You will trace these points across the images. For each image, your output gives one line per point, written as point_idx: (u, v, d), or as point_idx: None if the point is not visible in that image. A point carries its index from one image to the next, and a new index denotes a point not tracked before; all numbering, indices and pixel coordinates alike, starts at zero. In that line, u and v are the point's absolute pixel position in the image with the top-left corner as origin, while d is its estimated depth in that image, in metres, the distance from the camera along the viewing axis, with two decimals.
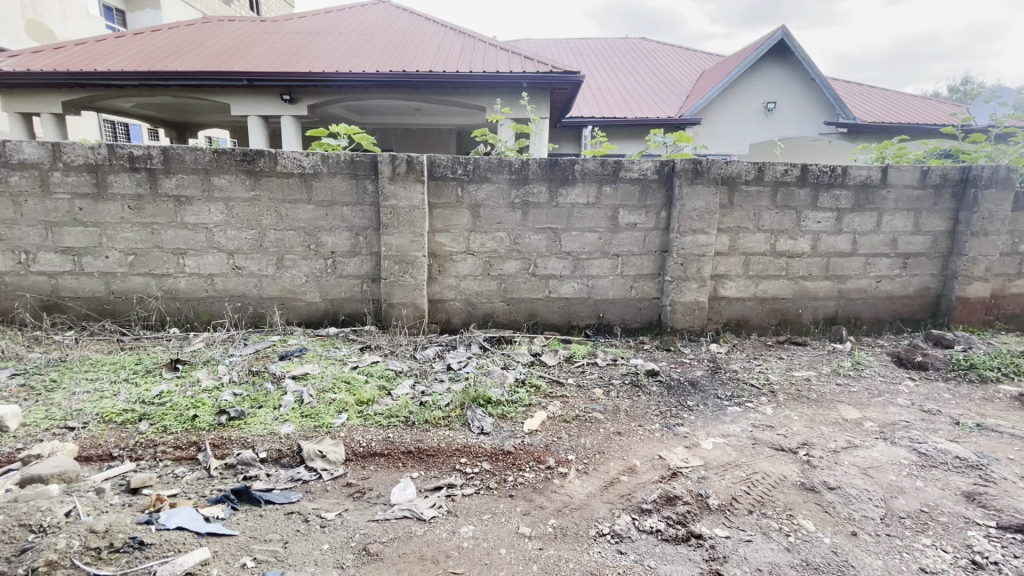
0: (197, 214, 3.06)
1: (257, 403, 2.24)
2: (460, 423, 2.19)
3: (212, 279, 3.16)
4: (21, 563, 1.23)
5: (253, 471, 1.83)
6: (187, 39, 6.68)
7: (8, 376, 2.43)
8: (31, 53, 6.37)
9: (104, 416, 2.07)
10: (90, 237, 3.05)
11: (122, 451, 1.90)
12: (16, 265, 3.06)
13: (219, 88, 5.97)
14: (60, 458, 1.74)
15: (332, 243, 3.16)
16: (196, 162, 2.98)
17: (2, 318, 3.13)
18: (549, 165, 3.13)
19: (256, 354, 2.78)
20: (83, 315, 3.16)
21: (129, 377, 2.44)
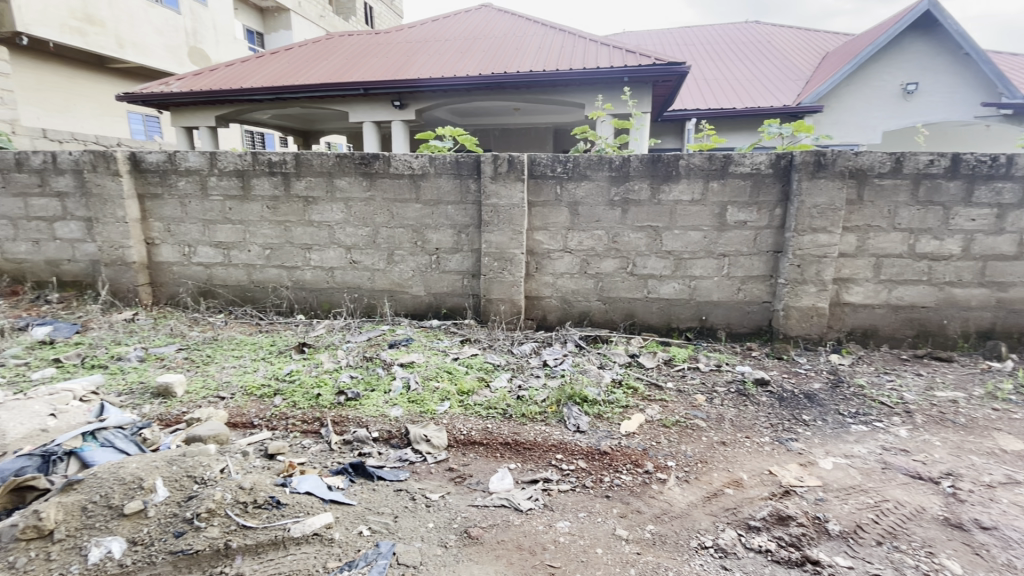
0: (322, 213, 3.40)
1: (370, 386, 2.44)
2: (556, 419, 2.21)
3: (332, 272, 3.48)
4: (189, 509, 1.47)
5: (367, 448, 1.99)
6: (314, 55, 7.42)
7: (174, 350, 2.88)
8: (193, 76, 7.43)
9: (246, 389, 2.39)
10: (237, 233, 3.51)
11: (261, 420, 2.16)
12: (181, 256, 3.61)
13: (339, 98, 6.56)
14: (214, 422, 2.03)
15: (436, 239, 3.34)
16: (322, 165, 3.31)
17: (170, 301, 3.71)
18: (652, 161, 3.03)
19: (368, 341, 3.02)
20: (230, 301, 3.64)
21: (266, 356, 2.78)
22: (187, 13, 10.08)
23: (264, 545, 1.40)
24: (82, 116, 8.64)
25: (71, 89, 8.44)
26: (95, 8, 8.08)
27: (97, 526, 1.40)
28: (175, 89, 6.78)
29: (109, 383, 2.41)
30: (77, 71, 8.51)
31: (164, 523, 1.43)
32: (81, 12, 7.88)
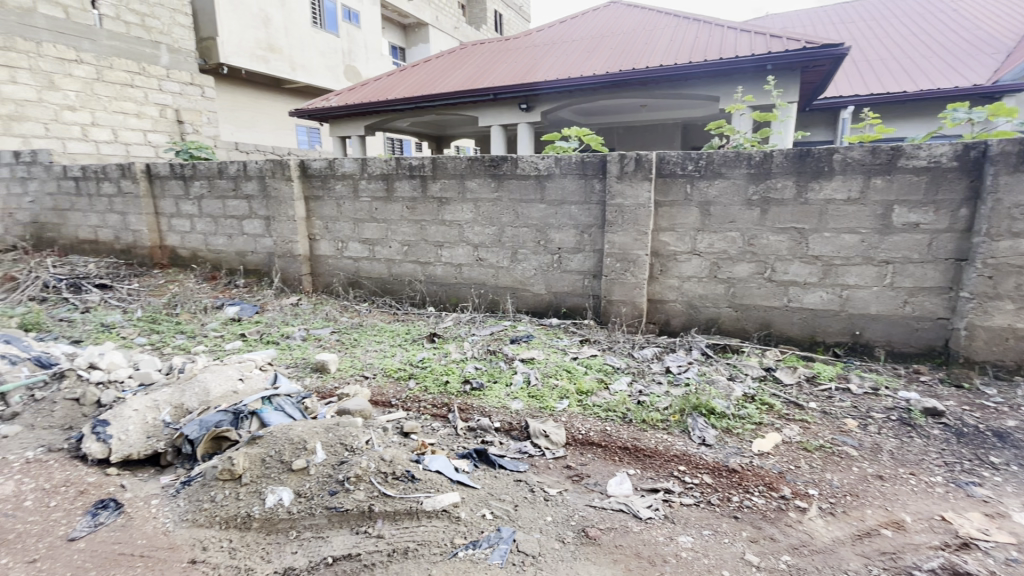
0: (454, 213, 3.63)
1: (493, 378, 2.55)
2: (679, 429, 2.11)
3: (461, 268, 3.71)
4: (341, 472, 1.68)
5: (489, 437, 2.10)
6: (449, 65, 7.91)
7: (328, 332, 3.30)
8: (349, 90, 8.38)
9: (386, 371, 2.65)
10: (380, 231, 3.89)
11: (398, 401, 2.38)
12: (335, 250, 4.11)
13: (471, 104, 6.91)
14: (360, 399, 2.27)
15: (559, 239, 3.38)
16: (456, 168, 3.53)
17: (325, 289, 4.24)
18: (799, 156, 2.74)
19: (492, 335, 3.16)
20: (372, 291, 4.06)
21: (402, 343, 3.05)
22: (345, 35, 11.39)
23: (400, 513, 1.55)
24: (263, 131, 10.24)
25: (256, 108, 10.04)
26: (275, 37, 9.52)
27: (273, 476, 1.67)
28: (334, 104, 7.72)
29: (281, 357, 2.84)
30: (260, 93, 10.10)
31: (322, 481, 1.65)
32: (265, 42, 9.34)
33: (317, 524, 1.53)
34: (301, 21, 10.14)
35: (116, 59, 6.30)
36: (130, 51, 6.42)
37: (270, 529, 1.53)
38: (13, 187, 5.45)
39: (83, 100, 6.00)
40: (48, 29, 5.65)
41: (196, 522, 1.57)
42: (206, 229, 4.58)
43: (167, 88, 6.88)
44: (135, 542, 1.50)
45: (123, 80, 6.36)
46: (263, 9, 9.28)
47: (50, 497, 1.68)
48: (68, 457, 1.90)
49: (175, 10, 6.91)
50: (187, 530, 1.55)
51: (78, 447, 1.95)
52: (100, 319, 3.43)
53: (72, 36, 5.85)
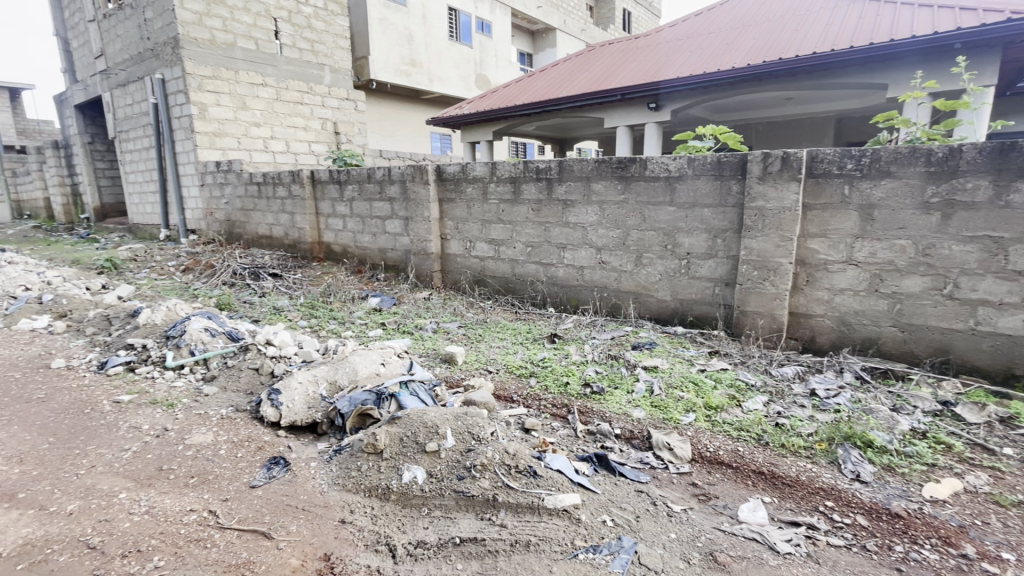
0: (578, 215, 3.63)
1: (614, 383, 2.51)
2: (827, 460, 1.88)
3: (582, 271, 3.70)
4: (468, 459, 1.77)
5: (609, 442, 2.07)
6: (577, 67, 7.91)
7: (456, 326, 3.51)
8: (481, 97, 8.78)
9: (509, 367, 2.75)
10: (506, 232, 4.04)
11: (519, 397, 2.46)
12: (464, 249, 4.35)
13: (598, 106, 6.85)
14: (485, 392, 2.38)
15: (689, 244, 3.21)
16: (582, 170, 3.53)
17: (453, 285, 4.51)
18: (999, 151, 2.28)
19: (613, 340, 3.10)
20: (496, 290, 4.22)
21: (524, 341, 3.13)
22: (478, 46, 12.01)
23: (523, 506, 1.60)
24: (403, 139, 11.21)
25: (398, 119, 11.03)
26: (417, 53, 10.37)
27: (409, 455, 1.82)
28: (467, 111, 8.15)
29: (415, 347, 3.08)
30: (402, 104, 11.07)
31: (451, 465, 1.76)
32: (408, 57, 10.21)
33: (445, 505, 1.64)
34: (440, 36, 10.91)
35: (291, 81, 7.35)
36: (302, 73, 7.45)
37: (405, 502, 1.68)
38: (214, 191, 6.62)
39: (266, 117, 7.11)
40: (243, 59, 6.79)
41: (346, 487, 1.77)
42: (355, 227, 5.15)
43: (329, 103, 7.85)
44: (299, 496, 1.74)
45: (295, 98, 7.40)
46: (408, 27, 10.16)
47: (238, 448, 2.02)
48: (250, 417, 2.27)
49: (338, 35, 7.85)
50: (337, 493, 1.76)
51: (257, 410, 2.31)
52: (273, 303, 4.03)
53: (260, 64, 6.95)
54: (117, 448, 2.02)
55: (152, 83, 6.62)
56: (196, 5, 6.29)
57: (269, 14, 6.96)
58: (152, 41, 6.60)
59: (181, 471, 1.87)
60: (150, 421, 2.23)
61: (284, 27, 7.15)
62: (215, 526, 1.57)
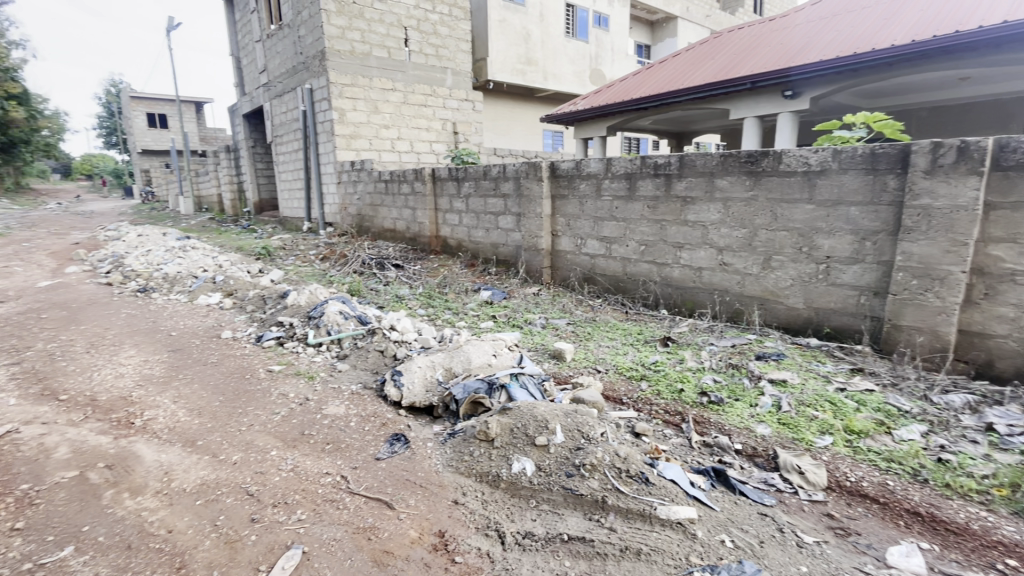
0: (698, 213, 3.43)
1: (734, 395, 2.33)
2: (1008, 509, 1.57)
3: (700, 272, 3.48)
4: (577, 457, 1.76)
5: (728, 457, 1.92)
6: (702, 55, 7.43)
7: (565, 323, 3.50)
8: (596, 92, 8.63)
9: (618, 368, 2.68)
10: (619, 229, 3.94)
11: (629, 400, 2.38)
12: (574, 246, 4.32)
13: (723, 96, 6.38)
14: (593, 391, 2.35)
15: (829, 246, 2.87)
16: (705, 166, 3.32)
17: (562, 282, 4.50)
18: None
19: (733, 348, 2.88)
20: (606, 288, 4.13)
21: (635, 343, 3.03)
22: (594, 41, 11.80)
23: (633, 512, 1.55)
24: (516, 137, 11.46)
25: (512, 118, 11.29)
26: (533, 51, 10.51)
27: (519, 446, 1.85)
28: (581, 107, 8.08)
29: (524, 341, 3.14)
30: (517, 103, 11.30)
31: (559, 461, 1.76)
32: (524, 57, 10.39)
33: (554, 500, 1.65)
34: (556, 33, 10.94)
35: (418, 85, 7.85)
36: (427, 77, 7.92)
37: (514, 492, 1.71)
38: (348, 188, 7.31)
39: (394, 119, 7.69)
40: (377, 67, 7.42)
41: (459, 470, 1.86)
42: (470, 222, 5.36)
43: (450, 105, 8.25)
44: (417, 473, 1.86)
45: (420, 101, 7.90)
46: (526, 27, 10.33)
47: (366, 422, 2.21)
48: (376, 394, 2.48)
49: (460, 39, 8.23)
50: (451, 474, 1.84)
51: (382, 389, 2.51)
52: (396, 292, 4.36)
53: (391, 70, 7.54)
54: (269, 411, 2.32)
55: (303, 92, 7.50)
56: (340, 20, 6.99)
57: (401, 23, 7.51)
58: (304, 56, 7.46)
59: (320, 437, 2.10)
60: (294, 390, 2.54)
61: (413, 35, 7.67)
62: (346, 490, 1.74)
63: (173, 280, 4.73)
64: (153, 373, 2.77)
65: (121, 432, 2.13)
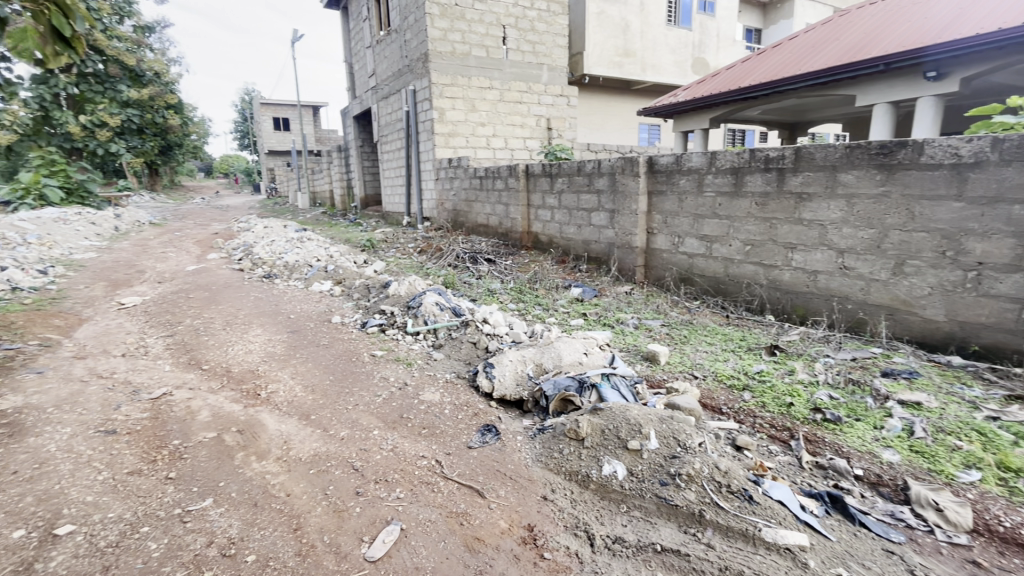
0: (815, 210, 3.12)
1: (854, 414, 2.09)
2: None
3: (816, 276, 3.17)
4: (671, 465, 1.69)
5: (845, 483, 1.73)
6: (823, 37, 6.73)
7: (659, 324, 3.37)
8: (699, 82, 8.16)
9: (718, 375, 2.52)
10: (722, 228, 3.70)
11: (729, 410, 2.23)
12: (671, 245, 4.13)
13: (848, 81, 5.73)
14: (690, 397, 2.23)
15: (982, 251, 2.47)
16: (826, 158, 3.01)
17: (656, 282, 4.32)
18: None
19: (854, 362, 2.58)
20: (704, 290, 3.90)
21: (737, 350, 2.83)
22: (699, 28, 11.14)
23: (734, 530, 1.45)
24: (611, 132, 11.22)
25: (607, 112, 11.05)
26: (632, 43, 10.19)
27: (610, 448, 1.82)
28: (682, 98, 7.71)
29: (615, 340, 3.06)
30: (612, 96, 11.04)
31: (653, 468, 1.70)
32: (622, 48, 10.10)
33: (646, 507, 1.59)
34: (657, 22, 10.50)
35: (514, 82, 7.95)
36: (523, 74, 7.99)
37: (603, 494, 1.68)
38: (445, 184, 7.60)
39: (489, 117, 7.87)
40: (476, 66, 7.63)
41: (548, 466, 1.86)
42: (562, 219, 5.34)
43: (545, 101, 8.24)
44: (507, 465, 1.89)
45: (516, 98, 7.99)
46: (624, 18, 10.04)
47: (459, 411, 2.29)
48: (468, 384, 2.56)
49: (557, 34, 8.19)
50: (540, 469, 1.85)
51: (474, 379, 2.59)
52: (488, 286, 4.47)
53: (488, 68, 7.71)
54: (372, 393, 2.49)
55: (407, 93, 7.92)
56: (443, 22, 7.28)
57: (500, 22, 7.64)
58: (409, 59, 7.87)
59: (417, 421, 2.21)
60: (394, 375, 2.70)
61: (511, 33, 7.77)
62: (440, 474, 1.82)
63: (292, 267, 5.24)
64: (275, 351, 3.09)
65: (249, 402, 2.40)
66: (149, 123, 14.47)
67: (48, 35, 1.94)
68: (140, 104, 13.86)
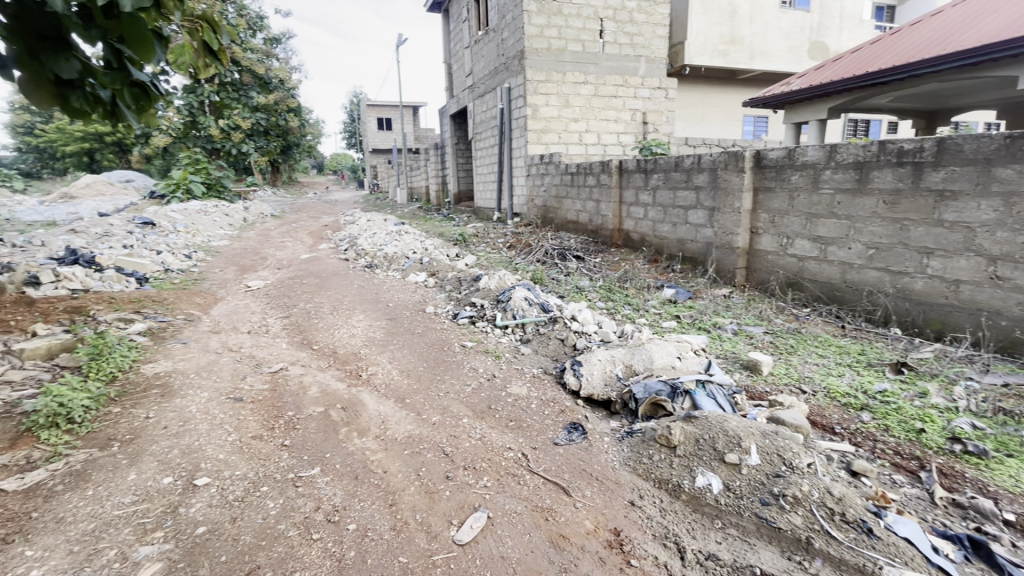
0: (961, 210, 2.71)
1: (1005, 449, 1.79)
2: None
3: (958, 286, 2.75)
4: (775, 485, 1.56)
5: (991, 527, 1.49)
6: (977, 9, 5.78)
7: (762, 332, 3.12)
8: (817, 68, 7.42)
9: (830, 392, 2.28)
10: (841, 229, 3.34)
11: (843, 431, 2.02)
12: (778, 246, 3.81)
13: (1010, 60, 4.86)
14: (797, 413, 2.04)
15: None
16: (977, 151, 2.61)
17: (759, 286, 4.01)
18: None
19: (1005, 388, 2.21)
20: (816, 296, 3.55)
21: (854, 364, 2.55)
22: (818, 8, 10.09)
23: (849, 565, 1.31)
24: (712, 125, 10.60)
25: (708, 104, 10.46)
26: (740, 29, 9.52)
27: (705, 459, 1.72)
28: (796, 86, 7.08)
29: (711, 346, 2.89)
30: (715, 87, 10.42)
31: (753, 485, 1.58)
32: (728, 36, 9.47)
33: (744, 526, 1.49)
34: (770, 5, 9.70)
35: (610, 76, 7.77)
36: (619, 67, 7.78)
37: (696, 507, 1.60)
38: (536, 180, 7.64)
39: (583, 112, 7.77)
40: (572, 61, 7.56)
41: (636, 471, 1.80)
42: (656, 216, 5.14)
43: (641, 94, 7.97)
44: (593, 465, 1.86)
45: (611, 92, 7.81)
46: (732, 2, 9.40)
47: (545, 407, 2.30)
48: (555, 381, 2.56)
49: (658, 24, 7.87)
50: (628, 473, 1.80)
51: (561, 376, 2.58)
52: (576, 283, 4.43)
53: (584, 63, 7.61)
54: (462, 382, 2.58)
55: (502, 91, 8.06)
56: (540, 19, 7.31)
57: (597, 15, 7.51)
58: (505, 57, 7.99)
59: (505, 413, 2.25)
60: (483, 366, 2.77)
61: (609, 25, 7.60)
62: (526, 468, 1.84)
63: (391, 259, 5.56)
64: (375, 337, 3.30)
65: (352, 382, 2.60)
66: (274, 125, 16.11)
67: (201, 50, 2.20)
68: (266, 108, 15.48)
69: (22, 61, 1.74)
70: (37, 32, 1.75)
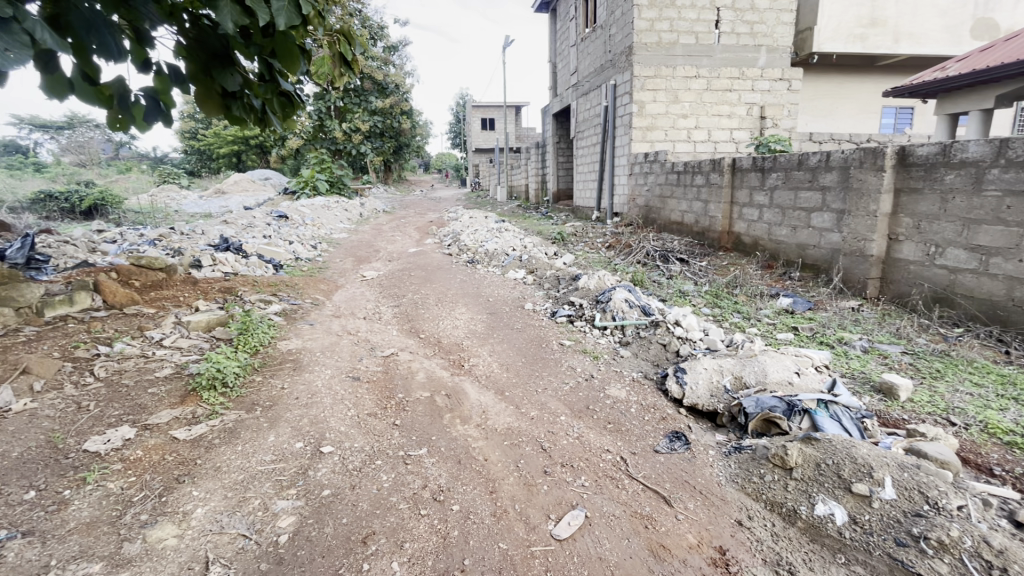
0: None
1: None
2: None
3: None
4: (915, 525, 1.38)
5: None
6: None
7: (899, 351, 2.77)
8: (982, 48, 6.35)
9: (987, 427, 1.96)
10: (1009, 237, 2.85)
11: (1005, 474, 1.73)
12: (924, 255, 3.33)
13: None
14: (944, 447, 1.78)
15: None
16: None
17: (896, 299, 3.54)
18: None
19: None
20: (971, 315, 3.07)
21: (1021, 398, 2.17)
22: None
23: None
24: (842, 118, 9.57)
25: (839, 95, 9.45)
26: (884, 9, 8.44)
27: (827, 486, 1.57)
28: (953, 72, 6.13)
29: (835, 363, 2.62)
30: (849, 76, 9.37)
31: (886, 522, 1.42)
32: (868, 18, 8.46)
33: (873, 565, 1.34)
34: None
35: (725, 68, 7.30)
36: (736, 58, 7.28)
37: (814, 537, 1.47)
38: (639, 179, 7.43)
39: (693, 108, 7.38)
40: (683, 55, 7.24)
41: (745, 489, 1.70)
42: (773, 219, 4.76)
43: (760, 87, 7.39)
44: (696, 478, 1.78)
45: (725, 86, 7.33)
46: None
47: (645, 412, 2.24)
48: (656, 387, 2.49)
49: (782, 9, 7.20)
50: (735, 491, 1.70)
51: (662, 382, 2.50)
52: (679, 287, 4.24)
53: (697, 56, 7.24)
54: (560, 380, 2.60)
55: (607, 88, 7.94)
56: (651, 13, 7.08)
57: (713, 5, 7.09)
58: (612, 53, 7.85)
59: (603, 415, 2.23)
60: (581, 365, 2.77)
61: (726, 14, 7.14)
62: (625, 472, 1.81)
63: (492, 255, 5.74)
64: (476, 329, 3.44)
65: (455, 370, 2.74)
66: (389, 127, 17.33)
67: (337, 60, 2.42)
68: (383, 111, 16.68)
69: (196, 78, 2.05)
70: (209, 53, 2.02)
